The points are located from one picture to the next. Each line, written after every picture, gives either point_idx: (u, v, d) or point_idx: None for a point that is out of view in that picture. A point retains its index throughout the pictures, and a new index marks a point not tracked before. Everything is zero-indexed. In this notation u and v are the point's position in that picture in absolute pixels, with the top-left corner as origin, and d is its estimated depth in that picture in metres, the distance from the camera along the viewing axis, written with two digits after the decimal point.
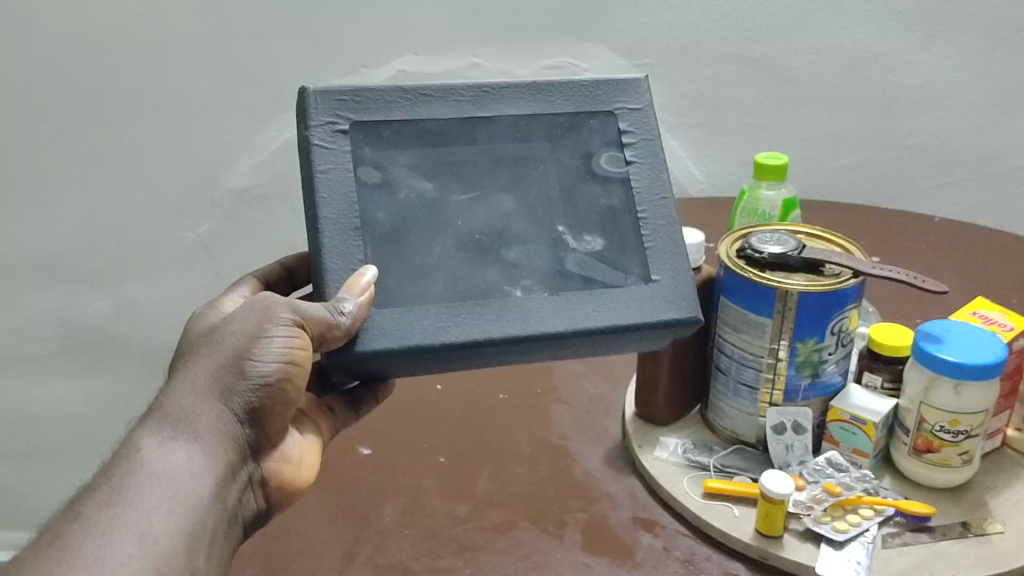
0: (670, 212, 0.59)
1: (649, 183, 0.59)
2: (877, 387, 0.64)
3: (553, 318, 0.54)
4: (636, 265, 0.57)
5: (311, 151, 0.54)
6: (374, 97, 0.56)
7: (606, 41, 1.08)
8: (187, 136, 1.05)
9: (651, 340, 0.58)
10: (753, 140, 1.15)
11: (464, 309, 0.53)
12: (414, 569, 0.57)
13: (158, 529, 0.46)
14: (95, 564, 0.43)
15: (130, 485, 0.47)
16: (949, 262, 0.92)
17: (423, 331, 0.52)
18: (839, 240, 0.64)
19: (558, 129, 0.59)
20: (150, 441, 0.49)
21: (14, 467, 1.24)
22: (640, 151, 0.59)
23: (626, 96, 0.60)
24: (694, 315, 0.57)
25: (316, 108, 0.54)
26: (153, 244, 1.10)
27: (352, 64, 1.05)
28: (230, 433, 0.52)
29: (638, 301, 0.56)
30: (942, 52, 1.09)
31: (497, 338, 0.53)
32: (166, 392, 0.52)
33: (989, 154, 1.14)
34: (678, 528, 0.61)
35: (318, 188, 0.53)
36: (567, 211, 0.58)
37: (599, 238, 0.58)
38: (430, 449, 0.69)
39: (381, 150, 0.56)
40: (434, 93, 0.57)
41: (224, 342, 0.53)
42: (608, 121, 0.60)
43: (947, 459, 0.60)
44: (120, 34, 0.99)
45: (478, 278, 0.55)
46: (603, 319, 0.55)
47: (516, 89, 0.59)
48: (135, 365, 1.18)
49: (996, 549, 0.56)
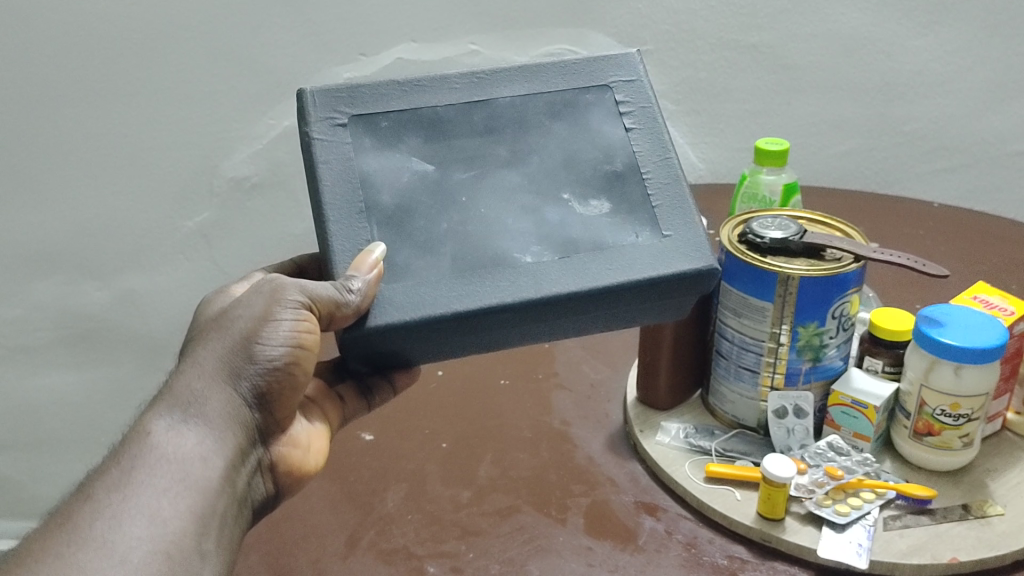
0: (674, 170, 0.59)
1: (650, 148, 0.60)
2: (878, 371, 0.64)
3: (565, 279, 0.54)
4: (645, 222, 0.57)
5: (312, 144, 0.56)
6: (369, 92, 0.58)
7: (604, 28, 1.07)
8: (186, 125, 1.04)
9: (670, 298, 0.57)
10: (751, 126, 1.14)
11: (474, 280, 0.53)
12: (418, 555, 0.57)
13: (167, 512, 0.46)
14: (105, 546, 0.43)
15: (140, 467, 0.47)
16: (948, 247, 0.92)
17: (434, 302, 0.52)
18: (840, 225, 0.64)
19: (554, 105, 0.61)
20: (159, 425, 0.49)
21: (13, 457, 1.24)
22: (638, 119, 0.61)
23: (618, 70, 0.62)
24: (708, 264, 0.55)
25: (314, 105, 0.57)
26: (152, 233, 1.10)
27: (351, 51, 1.04)
28: (238, 417, 0.52)
29: (650, 255, 0.55)
30: (939, 37, 1.09)
31: (508, 303, 0.53)
32: (175, 376, 0.52)
33: (986, 139, 1.14)
34: (680, 512, 0.61)
35: (321, 176, 0.55)
36: (570, 178, 0.58)
37: (605, 202, 0.58)
38: (432, 435, 0.69)
39: (382, 139, 0.57)
40: (429, 83, 0.59)
41: (232, 325, 0.53)
42: (603, 94, 0.61)
43: (947, 441, 0.60)
44: (117, 23, 0.98)
45: (488, 248, 0.55)
46: (618, 275, 0.54)
47: (509, 72, 0.61)
48: (133, 353, 1.17)
49: (996, 531, 0.56)
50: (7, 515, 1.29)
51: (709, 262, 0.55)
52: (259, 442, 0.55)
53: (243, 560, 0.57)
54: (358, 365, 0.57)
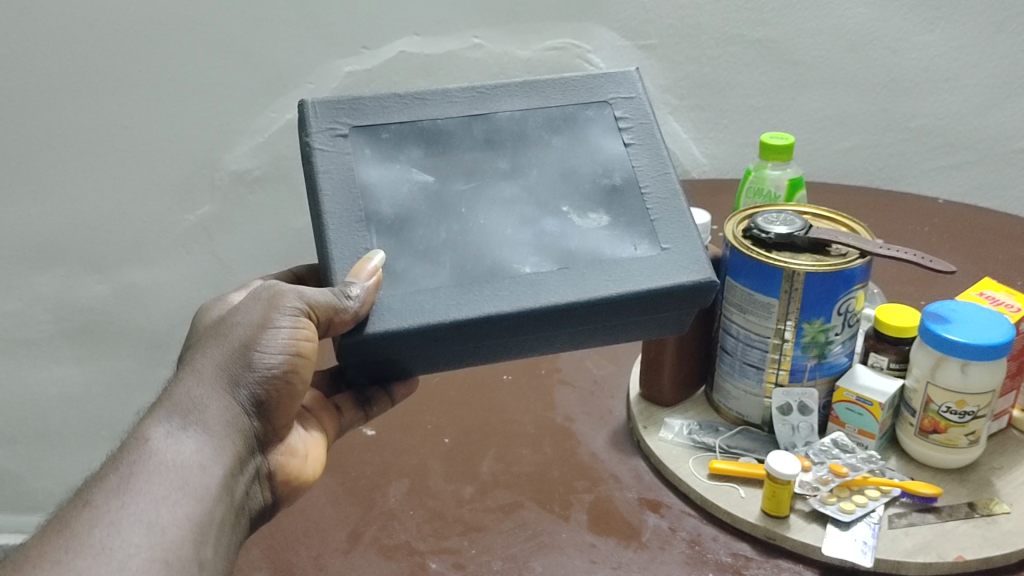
0: (673, 186, 0.59)
1: (649, 163, 0.60)
2: (883, 367, 0.64)
3: (563, 288, 0.53)
4: (644, 235, 0.57)
5: (313, 154, 0.56)
6: (370, 104, 0.58)
7: (607, 22, 1.06)
8: (187, 119, 1.04)
9: (669, 311, 0.57)
10: (755, 122, 1.14)
11: (475, 290, 0.53)
12: (420, 550, 0.57)
13: (166, 519, 0.45)
14: (104, 553, 0.43)
15: (139, 474, 0.47)
16: (953, 244, 0.91)
17: (433, 310, 0.52)
18: (844, 220, 0.64)
19: (553, 120, 0.61)
20: (159, 431, 0.49)
21: (15, 450, 1.24)
22: (637, 134, 0.61)
23: (617, 87, 0.62)
24: (707, 277, 0.55)
25: (315, 116, 0.57)
26: (153, 227, 1.09)
27: (353, 45, 1.03)
28: (237, 425, 0.52)
29: (649, 267, 0.55)
30: (945, 33, 1.08)
31: (509, 311, 0.52)
32: (174, 383, 0.52)
33: (991, 136, 1.14)
34: (683, 508, 0.61)
35: (321, 185, 0.55)
36: (569, 191, 0.58)
37: (604, 215, 0.57)
38: (434, 431, 0.69)
39: (382, 150, 0.57)
40: (429, 98, 0.60)
41: (230, 332, 0.54)
42: (602, 110, 0.61)
43: (953, 439, 0.60)
44: (117, 16, 0.97)
45: (490, 258, 0.54)
46: (617, 286, 0.54)
47: (509, 88, 0.61)
48: (134, 346, 1.17)
49: (1002, 529, 0.56)
50: (10, 508, 1.29)
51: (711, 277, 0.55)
52: (258, 450, 0.55)
53: (244, 558, 0.57)
54: (359, 373, 0.57)
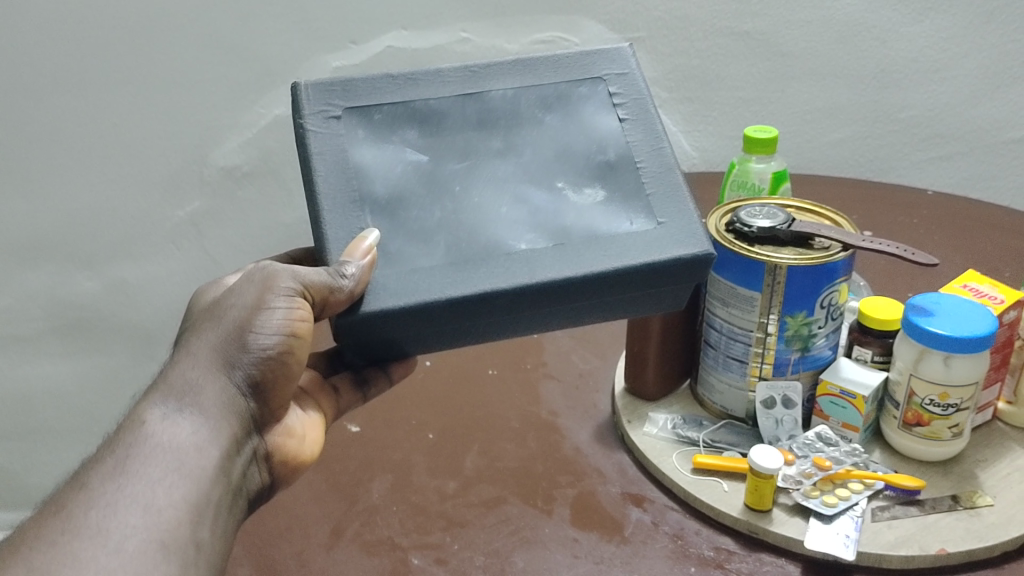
0: (668, 161, 0.58)
1: (644, 138, 0.59)
2: (867, 360, 0.63)
3: (557, 265, 0.53)
4: (639, 210, 0.56)
5: (306, 136, 0.55)
6: (363, 86, 0.58)
7: (595, 15, 1.06)
8: (175, 113, 1.03)
9: (665, 288, 0.56)
10: (745, 114, 1.13)
11: (469, 269, 0.52)
12: (403, 546, 0.57)
13: (163, 501, 0.45)
14: (100, 534, 0.43)
15: (135, 456, 0.47)
16: (942, 236, 0.91)
17: (428, 288, 0.52)
18: (828, 214, 0.63)
19: (547, 98, 0.60)
20: (155, 414, 0.49)
21: (7, 446, 1.24)
22: (631, 110, 0.60)
23: (610, 64, 0.62)
24: (703, 250, 0.54)
25: (308, 99, 0.56)
26: (142, 222, 1.09)
27: (341, 39, 1.03)
28: (234, 405, 0.52)
29: (645, 241, 0.55)
30: (935, 24, 1.07)
31: (504, 289, 0.52)
32: (169, 367, 0.52)
33: (982, 127, 1.13)
34: (667, 503, 0.61)
35: (316, 167, 0.54)
36: (563, 169, 0.58)
37: (600, 190, 0.57)
38: (419, 426, 0.69)
39: (375, 131, 0.57)
40: (422, 77, 0.59)
41: (225, 315, 0.54)
42: (596, 86, 0.61)
43: (936, 432, 0.60)
44: (104, 11, 0.97)
45: (479, 240, 0.54)
46: (614, 261, 0.54)
47: (503, 66, 0.61)
48: (124, 343, 1.17)
49: (985, 522, 0.56)
50: None
51: (706, 249, 0.54)
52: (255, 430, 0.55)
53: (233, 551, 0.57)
54: (354, 356, 0.57)
